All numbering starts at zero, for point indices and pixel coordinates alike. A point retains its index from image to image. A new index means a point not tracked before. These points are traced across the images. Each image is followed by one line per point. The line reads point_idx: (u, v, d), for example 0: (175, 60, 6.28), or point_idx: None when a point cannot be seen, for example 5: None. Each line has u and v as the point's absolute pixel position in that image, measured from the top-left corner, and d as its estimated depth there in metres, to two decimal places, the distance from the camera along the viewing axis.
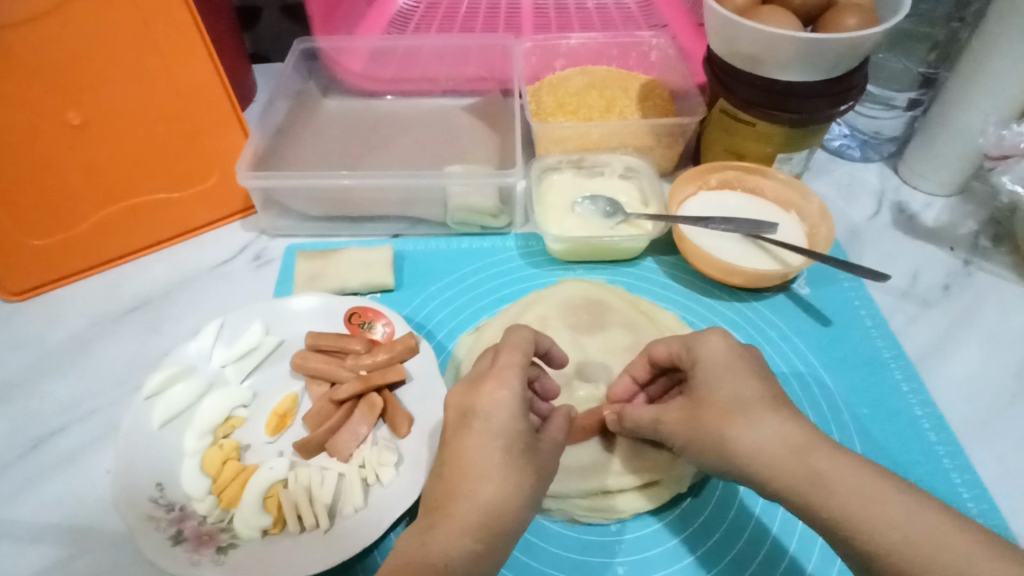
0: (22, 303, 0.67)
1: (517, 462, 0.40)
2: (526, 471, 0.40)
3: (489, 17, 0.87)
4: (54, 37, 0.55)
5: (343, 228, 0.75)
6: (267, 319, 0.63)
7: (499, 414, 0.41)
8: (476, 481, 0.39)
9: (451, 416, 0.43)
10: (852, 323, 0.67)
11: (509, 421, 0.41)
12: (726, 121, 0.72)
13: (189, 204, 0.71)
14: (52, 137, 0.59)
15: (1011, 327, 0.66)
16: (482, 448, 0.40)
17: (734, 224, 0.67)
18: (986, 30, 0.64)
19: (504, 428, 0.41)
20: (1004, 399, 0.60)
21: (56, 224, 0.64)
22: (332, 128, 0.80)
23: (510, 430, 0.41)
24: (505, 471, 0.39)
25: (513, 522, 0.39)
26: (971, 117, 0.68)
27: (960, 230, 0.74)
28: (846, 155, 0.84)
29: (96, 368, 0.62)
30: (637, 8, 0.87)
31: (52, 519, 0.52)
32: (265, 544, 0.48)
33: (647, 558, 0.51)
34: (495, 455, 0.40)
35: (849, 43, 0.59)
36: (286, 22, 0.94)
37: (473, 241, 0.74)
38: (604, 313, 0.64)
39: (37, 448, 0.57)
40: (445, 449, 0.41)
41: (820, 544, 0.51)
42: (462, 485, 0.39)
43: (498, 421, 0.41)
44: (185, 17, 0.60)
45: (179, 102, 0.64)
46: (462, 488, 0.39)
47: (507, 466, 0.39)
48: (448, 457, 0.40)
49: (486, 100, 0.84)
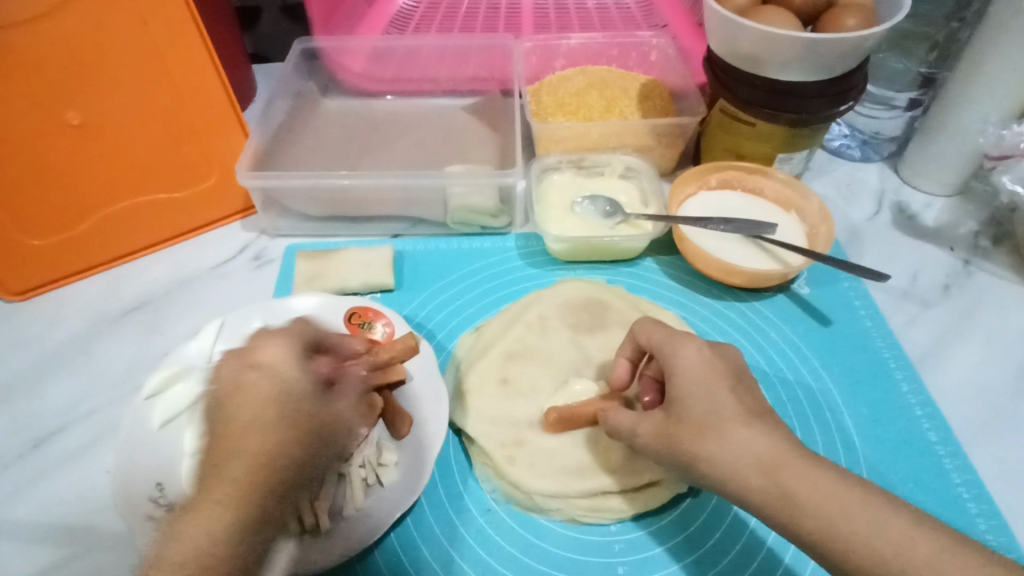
0: (22, 303, 0.67)
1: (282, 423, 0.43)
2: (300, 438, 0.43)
3: (489, 17, 0.87)
4: (54, 37, 0.55)
5: (343, 228, 0.75)
6: (268, 319, 0.63)
7: (260, 381, 0.44)
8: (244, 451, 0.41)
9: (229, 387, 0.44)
10: (852, 323, 0.67)
11: (285, 384, 0.45)
12: (727, 121, 0.72)
13: (189, 204, 0.71)
14: (52, 137, 0.59)
15: (1011, 327, 0.66)
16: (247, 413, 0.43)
17: (734, 225, 0.67)
18: (986, 30, 0.64)
19: (279, 387, 0.44)
20: (1004, 399, 0.60)
21: (56, 224, 0.64)
22: (332, 128, 0.80)
23: (272, 398, 0.44)
24: (274, 436, 0.42)
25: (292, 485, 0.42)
26: (971, 118, 0.68)
27: (960, 229, 0.74)
28: (846, 155, 0.84)
29: (96, 367, 0.62)
30: (637, 8, 0.87)
31: (53, 518, 0.52)
32: None
33: (647, 559, 0.51)
34: (264, 423, 0.42)
35: (848, 43, 0.59)
36: (286, 22, 0.94)
37: (473, 241, 0.74)
38: (604, 313, 0.64)
39: (37, 448, 0.57)
40: (225, 418, 0.43)
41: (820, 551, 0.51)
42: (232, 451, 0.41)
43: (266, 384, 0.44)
44: (184, 16, 0.60)
45: (179, 102, 0.64)
46: (232, 456, 0.41)
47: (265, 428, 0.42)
48: (227, 428, 0.42)
49: (486, 100, 0.84)
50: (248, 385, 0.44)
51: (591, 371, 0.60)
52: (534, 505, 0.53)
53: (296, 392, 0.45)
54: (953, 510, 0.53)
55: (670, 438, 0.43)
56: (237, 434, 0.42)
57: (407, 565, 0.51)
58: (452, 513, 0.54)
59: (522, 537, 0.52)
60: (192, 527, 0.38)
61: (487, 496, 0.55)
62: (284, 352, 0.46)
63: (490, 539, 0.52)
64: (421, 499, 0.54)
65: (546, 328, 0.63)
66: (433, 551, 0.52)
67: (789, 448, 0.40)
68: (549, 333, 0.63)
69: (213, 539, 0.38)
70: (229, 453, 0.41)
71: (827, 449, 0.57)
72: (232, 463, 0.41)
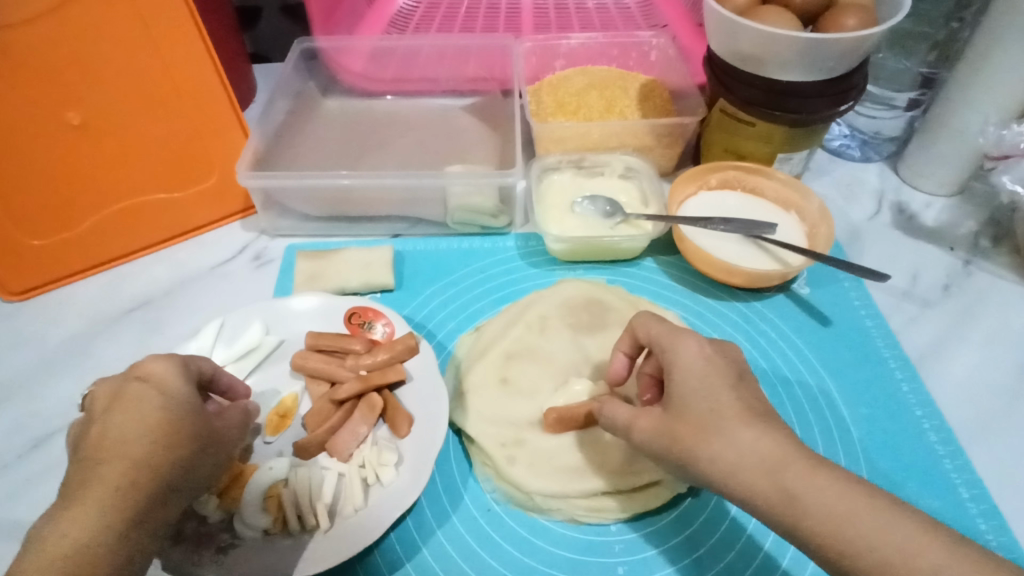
0: (22, 303, 0.67)
1: (167, 427, 0.43)
2: (185, 439, 0.43)
3: (489, 17, 0.87)
4: (54, 37, 0.55)
5: (343, 228, 0.75)
6: (268, 319, 0.63)
7: (146, 392, 0.44)
8: (123, 453, 0.41)
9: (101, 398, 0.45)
10: (853, 324, 0.66)
11: (168, 394, 0.45)
12: (727, 120, 0.72)
13: (189, 204, 0.71)
14: (52, 137, 0.59)
15: (1012, 327, 0.66)
16: (132, 418, 0.43)
17: (734, 225, 0.67)
18: (987, 29, 0.64)
19: (157, 396, 0.44)
20: (1004, 399, 0.60)
21: (56, 224, 0.64)
22: (332, 128, 0.80)
23: (162, 404, 0.44)
24: (166, 437, 0.42)
25: (165, 488, 0.41)
26: (971, 118, 0.68)
27: (960, 230, 0.74)
28: (846, 155, 0.84)
29: (95, 367, 0.62)
30: (637, 8, 0.87)
31: None
32: (267, 544, 0.48)
33: (647, 559, 0.51)
34: (153, 427, 0.42)
35: (847, 42, 0.59)
36: (286, 22, 0.94)
37: (473, 241, 0.74)
38: (604, 313, 0.64)
39: (37, 448, 0.57)
40: (97, 426, 0.43)
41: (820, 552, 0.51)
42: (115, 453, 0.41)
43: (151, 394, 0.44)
44: (184, 16, 0.60)
45: (179, 101, 0.64)
46: (114, 457, 0.41)
47: (149, 430, 0.42)
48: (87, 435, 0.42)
49: (486, 100, 0.84)
50: (135, 394, 0.44)
51: (591, 371, 0.60)
52: (534, 505, 0.53)
53: (175, 400, 0.45)
54: (954, 512, 0.53)
55: (669, 435, 0.43)
56: (113, 439, 0.42)
57: (407, 565, 0.51)
58: (451, 513, 0.54)
59: (522, 537, 0.52)
60: (67, 529, 0.37)
61: (487, 496, 0.55)
62: (170, 365, 0.47)
63: (490, 539, 0.52)
64: (421, 499, 0.54)
65: (546, 328, 0.63)
66: (434, 551, 0.52)
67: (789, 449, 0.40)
68: (549, 333, 0.63)
69: (86, 537, 0.37)
70: (111, 455, 0.41)
71: (829, 451, 0.57)
72: (111, 466, 0.40)
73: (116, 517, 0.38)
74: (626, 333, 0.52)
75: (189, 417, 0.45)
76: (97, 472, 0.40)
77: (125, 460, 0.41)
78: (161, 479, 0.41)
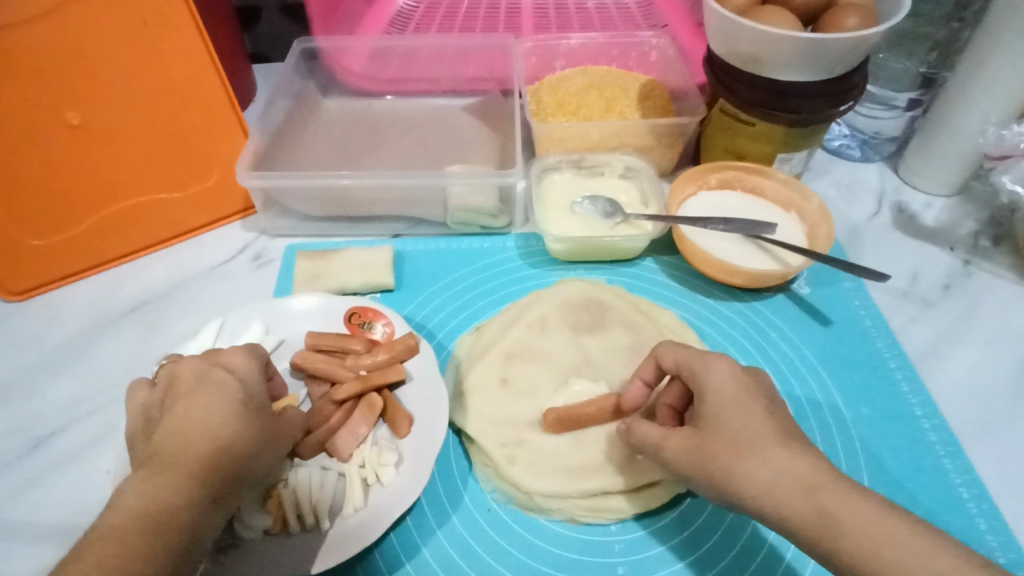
0: (22, 303, 0.67)
1: (244, 416, 0.45)
2: (258, 432, 0.45)
3: (489, 17, 0.87)
4: (56, 36, 0.55)
5: (342, 228, 0.75)
6: (267, 319, 0.63)
7: (227, 383, 0.46)
8: (205, 434, 0.42)
9: (184, 381, 0.47)
10: (852, 324, 0.66)
11: (246, 387, 0.47)
12: (726, 120, 0.72)
13: (190, 204, 0.71)
14: (52, 137, 0.59)
15: (1011, 327, 0.66)
16: (213, 404, 0.45)
17: (734, 225, 0.67)
18: (986, 30, 0.64)
19: (238, 387, 0.47)
20: (1004, 400, 0.60)
21: (56, 224, 0.64)
22: (332, 128, 0.80)
23: (239, 396, 0.46)
24: (244, 426, 0.44)
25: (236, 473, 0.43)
26: (971, 118, 0.68)
27: (960, 230, 0.74)
28: (846, 155, 0.84)
29: (97, 366, 0.63)
30: (637, 8, 0.87)
31: (53, 518, 0.52)
32: (267, 544, 0.48)
33: (647, 559, 0.51)
34: (232, 414, 0.44)
35: (848, 43, 0.59)
36: (286, 22, 0.94)
37: (473, 241, 0.74)
38: (604, 313, 0.64)
39: (37, 448, 0.57)
40: (179, 406, 0.45)
41: None
42: (199, 431, 0.43)
43: (233, 385, 0.46)
44: (185, 17, 0.60)
45: (180, 102, 0.64)
46: (196, 438, 0.42)
47: (228, 416, 0.44)
48: (170, 418, 0.44)
49: (486, 100, 0.84)
50: (215, 381, 0.46)
51: (591, 372, 0.60)
52: (534, 505, 0.53)
53: (251, 393, 0.47)
54: (957, 515, 0.53)
55: None
56: (190, 423, 0.43)
57: (406, 564, 0.51)
58: (451, 513, 0.54)
59: (522, 537, 0.52)
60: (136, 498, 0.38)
61: (487, 496, 0.55)
62: (248, 361, 0.50)
63: (490, 539, 0.52)
64: (421, 499, 0.54)
65: (546, 328, 0.63)
66: (433, 552, 0.52)
67: (786, 449, 0.41)
68: (549, 333, 0.63)
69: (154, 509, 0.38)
70: (192, 439, 0.42)
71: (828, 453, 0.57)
72: (194, 443, 0.42)
73: (193, 493, 0.40)
74: (650, 359, 0.51)
75: (260, 412, 0.47)
76: (179, 447, 0.42)
77: (205, 442, 0.42)
78: (229, 468, 0.42)
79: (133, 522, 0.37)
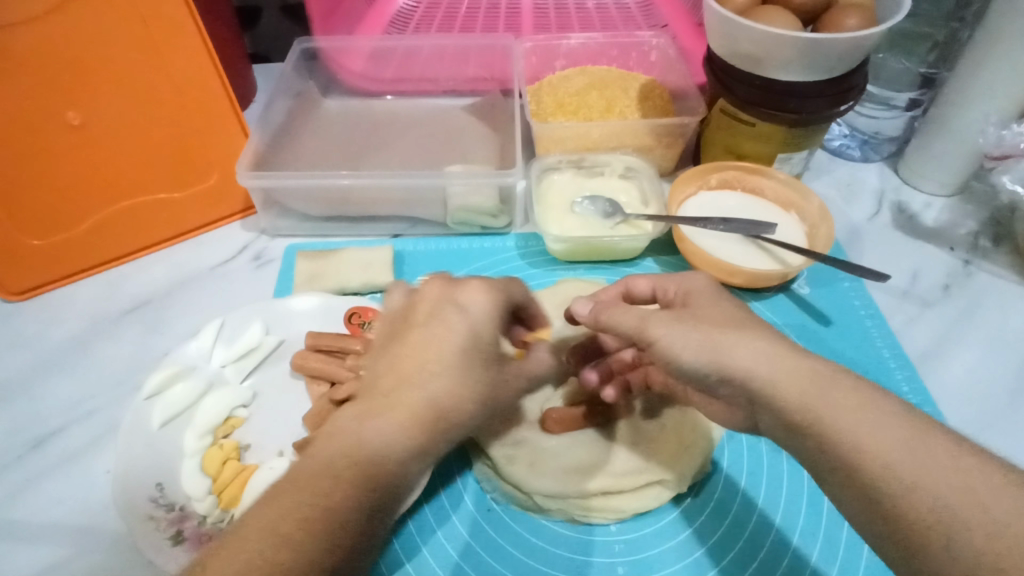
0: (21, 303, 0.67)
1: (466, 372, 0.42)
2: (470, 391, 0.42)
3: (489, 17, 0.87)
4: (54, 36, 0.55)
5: (343, 228, 0.75)
6: (268, 320, 0.63)
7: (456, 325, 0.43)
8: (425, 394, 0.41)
9: (423, 309, 0.45)
10: (852, 324, 0.67)
11: (474, 339, 0.43)
12: (727, 121, 0.72)
13: (189, 204, 0.71)
14: (51, 136, 0.59)
15: (1011, 326, 0.66)
16: (439, 355, 0.42)
17: (732, 225, 0.67)
18: (986, 31, 0.64)
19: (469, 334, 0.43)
20: (1004, 399, 0.60)
21: (56, 224, 0.64)
22: (331, 127, 0.80)
23: (466, 345, 0.43)
24: (457, 381, 0.42)
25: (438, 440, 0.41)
26: (972, 118, 0.68)
27: (960, 230, 0.74)
28: (846, 155, 0.84)
29: (95, 368, 0.62)
30: (637, 8, 0.87)
31: (54, 518, 0.52)
32: None
33: (647, 558, 0.51)
34: (447, 371, 0.42)
35: (848, 43, 0.59)
36: (285, 22, 0.94)
37: (473, 241, 0.74)
38: None
39: (36, 449, 0.57)
40: (409, 342, 0.43)
41: (820, 547, 0.52)
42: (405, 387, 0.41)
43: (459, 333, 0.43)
44: (185, 16, 0.60)
45: (178, 102, 0.64)
46: (410, 387, 0.41)
47: (453, 371, 0.42)
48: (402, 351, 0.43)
49: (486, 100, 0.84)
50: (447, 323, 0.43)
51: None
52: (534, 505, 0.53)
53: (475, 346, 0.43)
54: None
55: None
56: (415, 366, 0.42)
57: (406, 563, 0.51)
58: (451, 513, 0.54)
59: (522, 537, 0.52)
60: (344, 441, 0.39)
61: (487, 496, 0.55)
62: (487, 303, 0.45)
63: (489, 539, 0.52)
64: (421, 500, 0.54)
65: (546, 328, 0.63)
66: (434, 552, 0.51)
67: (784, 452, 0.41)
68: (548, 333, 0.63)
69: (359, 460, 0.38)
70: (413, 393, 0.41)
71: None
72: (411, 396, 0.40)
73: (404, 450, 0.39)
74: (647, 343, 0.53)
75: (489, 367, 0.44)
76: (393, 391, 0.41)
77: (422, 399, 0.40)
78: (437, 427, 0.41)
79: (341, 467, 0.38)
